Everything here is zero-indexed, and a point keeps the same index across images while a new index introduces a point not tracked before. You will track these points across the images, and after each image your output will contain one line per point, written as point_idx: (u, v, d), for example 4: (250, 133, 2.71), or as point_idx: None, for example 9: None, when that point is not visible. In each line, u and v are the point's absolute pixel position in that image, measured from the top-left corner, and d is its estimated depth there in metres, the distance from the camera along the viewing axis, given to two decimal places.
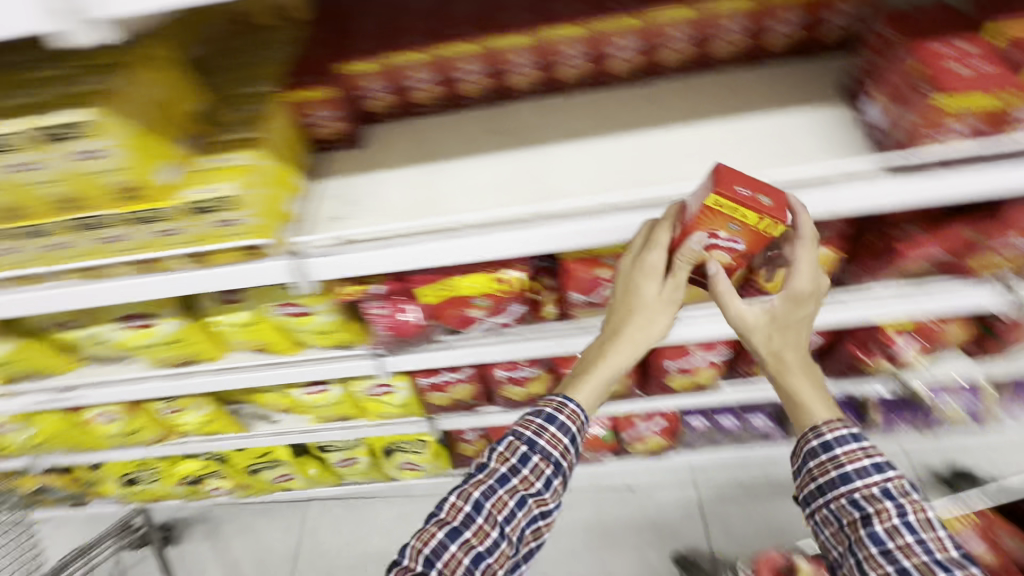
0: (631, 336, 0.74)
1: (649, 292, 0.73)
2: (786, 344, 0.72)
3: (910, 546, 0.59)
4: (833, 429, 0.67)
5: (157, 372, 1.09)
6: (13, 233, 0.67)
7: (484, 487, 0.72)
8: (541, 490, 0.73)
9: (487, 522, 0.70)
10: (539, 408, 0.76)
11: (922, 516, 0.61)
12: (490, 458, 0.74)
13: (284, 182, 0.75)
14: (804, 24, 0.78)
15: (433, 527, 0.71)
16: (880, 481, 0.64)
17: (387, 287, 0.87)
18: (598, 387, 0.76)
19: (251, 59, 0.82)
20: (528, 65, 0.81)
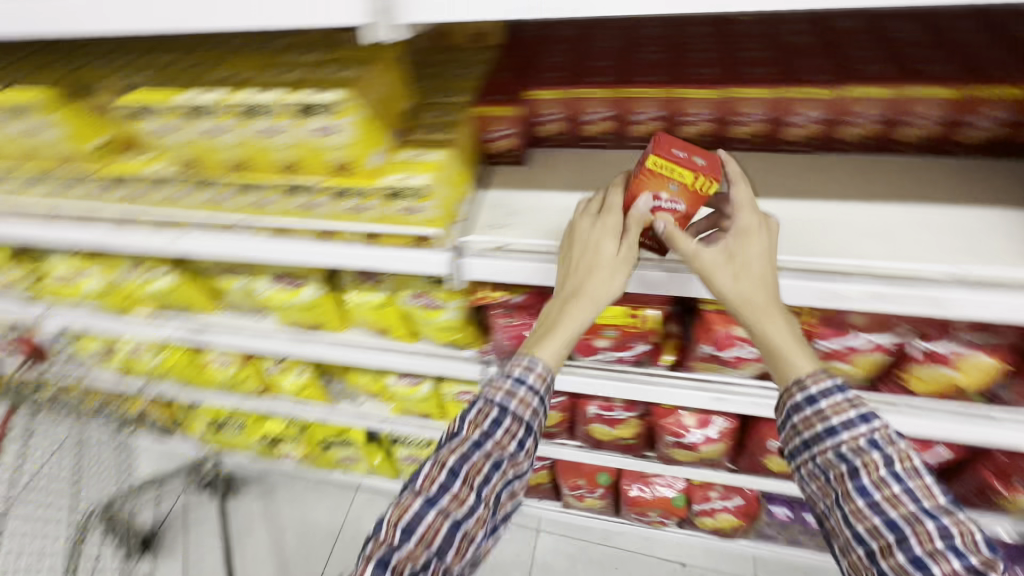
0: (591, 291, 0.70)
1: (605, 243, 0.71)
2: (755, 289, 0.68)
3: (896, 495, 0.61)
4: (817, 380, 0.68)
5: (283, 331, 1.18)
6: (233, 184, 0.77)
7: (458, 451, 0.69)
8: (515, 452, 0.71)
9: (463, 486, 0.68)
10: (507, 372, 0.73)
11: (909, 466, 0.62)
12: (462, 425, 0.71)
13: (460, 184, 0.81)
14: (1007, 124, 0.75)
15: (410, 497, 0.68)
16: (865, 433, 0.65)
17: (525, 298, 0.90)
18: (569, 341, 0.72)
19: (448, 72, 0.92)
20: (703, 118, 0.84)
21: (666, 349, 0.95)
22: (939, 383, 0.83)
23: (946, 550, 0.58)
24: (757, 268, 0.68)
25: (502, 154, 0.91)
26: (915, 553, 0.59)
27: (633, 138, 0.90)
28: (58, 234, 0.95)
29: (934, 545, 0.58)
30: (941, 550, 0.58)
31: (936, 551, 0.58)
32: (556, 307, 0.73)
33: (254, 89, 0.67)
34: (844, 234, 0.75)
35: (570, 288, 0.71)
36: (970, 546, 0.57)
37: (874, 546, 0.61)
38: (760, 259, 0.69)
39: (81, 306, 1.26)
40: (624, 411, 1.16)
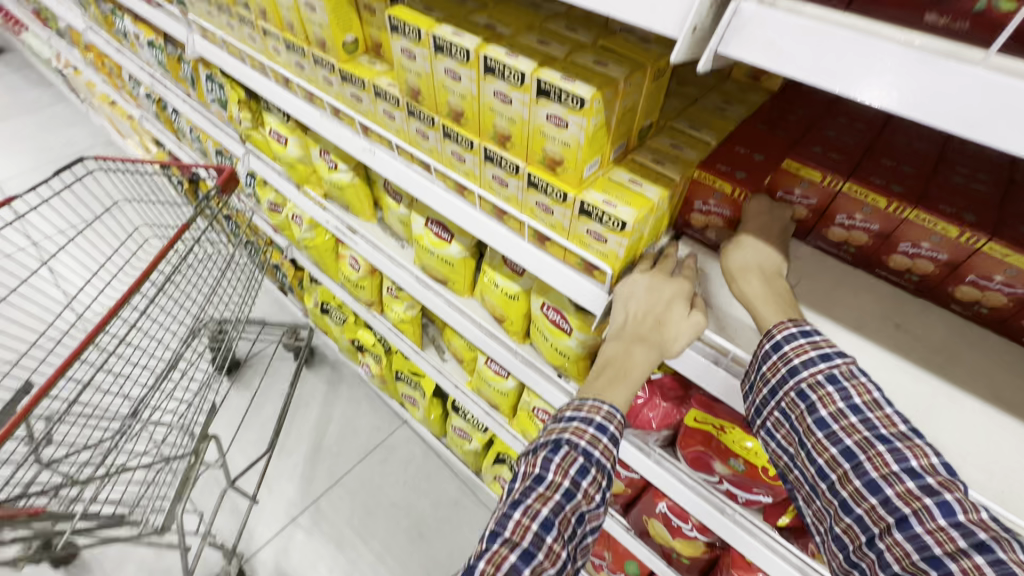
0: (659, 342, 0.64)
1: (673, 296, 0.66)
2: (740, 254, 0.66)
3: (853, 425, 0.53)
4: (781, 328, 0.59)
5: (413, 268, 1.18)
6: (442, 128, 0.74)
7: (550, 499, 0.58)
8: (599, 504, 0.61)
9: (558, 541, 0.56)
10: (587, 415, 0.63)
11: (868, 399, 0.54)
12: (547, 469, 0.60)
13: (658, 227, 0.71)
14: None
15: (503, 549, 0.55)
16: (824, 369, 0.56)
17: (664, 376, 0.87)
18: (632, 386, 0.64)
19: (705, 102, 0.80)
20: (1000, 288, 0.63)
21: (787, 509, 0.81)
22: None
23: (902, 473, 0.50)
24: (748, 240, 0.67)
25: (700, 228, 0.76)
26: (871, 479, 0.51)
27: (888, 267, 0.72)
28: (286, 100, 1.02)
29: (890, 469, 0.50)
30: (897, 473, 0.50)
31: (891, 475, 0.50)
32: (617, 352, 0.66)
33: (504, 49, 0.62)
34: None
35: (636, 342, 0.65)
36: (928, 466, 0.49)
37: (836, 483, 0.53)
38: (756, 229, 0.68)
39: (274, 162, 1.38)
40: (695, 531, 1.01)
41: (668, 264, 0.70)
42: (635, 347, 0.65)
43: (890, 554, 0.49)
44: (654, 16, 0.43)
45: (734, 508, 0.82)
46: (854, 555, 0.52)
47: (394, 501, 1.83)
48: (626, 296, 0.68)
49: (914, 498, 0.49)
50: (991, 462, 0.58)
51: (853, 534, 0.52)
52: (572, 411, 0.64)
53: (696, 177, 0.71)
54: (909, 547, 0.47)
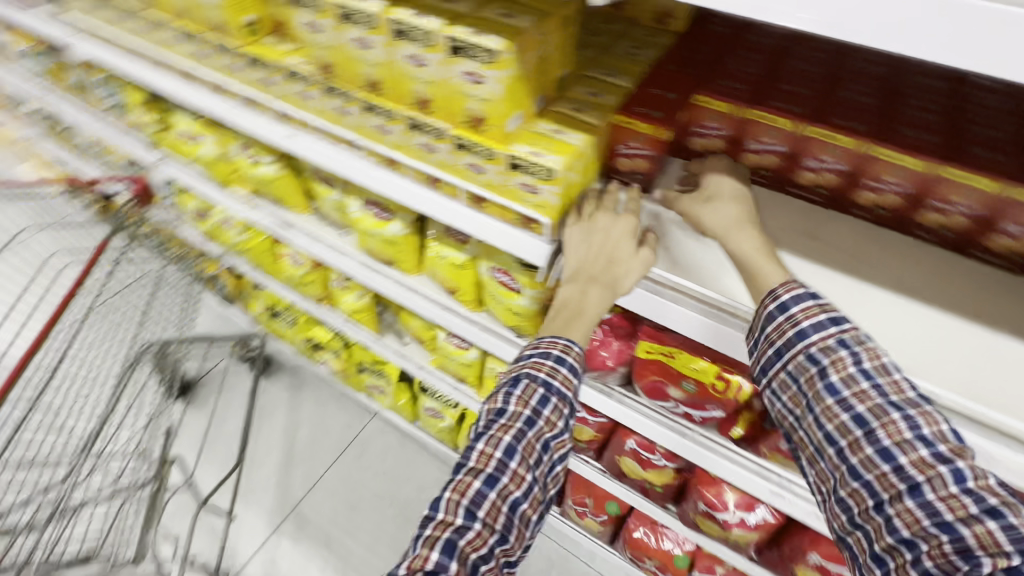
0: (611, 282, 0.69)
1: (620, 238, 0.69)
2: (722, 211, 0.67)
3: (864, 391, 0.55)
4: (789, 289, 0.59)
5: (357, 255, 1.17)
6: (362, 102, 0.74)
7: (513, 429, 0.66)
8: (561, 430, 0.69)
9: (521, 465, 0.64)
10: (545, 351, 0.70)
11: (877, 364, 0.56)
12: (508, 402, 0.67)
13: (587, 174, 0.74)
14: None
15: (468, 477, 0.64)
16: (834, 332, 0.57)
17: (613, 318, 0.91)
18: (587, 324, 0.71)
19: (617, 50, 0.82)
20: (892, 188, 0.69)
21: (739, 422, 0.85)
22: None
23: (915, 441, 0.52)
24: (728, 195, 0.69)
25: (631, 173, 0.78)
26: (883, 446, 0.53)
27: (797, 184, 0.78)
28: (191, 95, 0.96)
29: (903, 437, 0.53)
30: (909, 441, 0.52)
31: (905, 443, 0.52)
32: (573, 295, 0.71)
33: (413, 11, 0.63)
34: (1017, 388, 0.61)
35: (588, 285, 0.70)
36: (938, 434, 0.52)
37: (844, 447, 0.55)
38: (727, 186, 0.70)
39: (191, 165, 1.30)
40: (663, 460, 1.08)
41: (612, 202, 0.72)
42: (589, 290, 0.70)
43: (899, 519, 0.51)
44: None
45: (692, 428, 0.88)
46: (858, 517, 0.55)
47: (376, 492, 1.83)
48: (575, 240, 0.70)
49: (927, 466, 0.51)
50: (900, 343, 0.65)
51: (859, 498, 0.54)
52: (533, 348, 0.71)
53: (618, 122, 0.73)
54: (920, 513, 0.51)
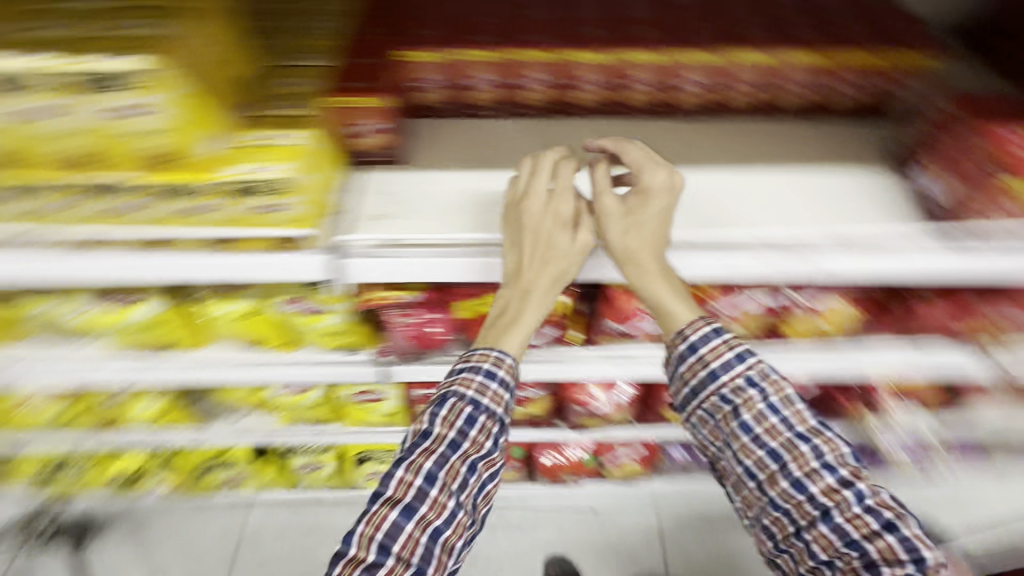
0: (548, 285, 0.69)
1: (564, 232, 0.69)
2: (636, 237, 0.67)
3: (774, 426, 0.64)
4: (696, 330, 0.66)
5: (114, 362, 0.93)
6: (5, 185, 0.58)
7: (434, 453, 0.64)
8: (490, 450, 0.67)
9: (442, 493, 0.63)
10: (477, 364, 0.68)
11: (782, 396, 0.65)
12: (433, 424, 0.66)
13: (329, 170, 0.68)
14: (863, 90, 0.79)
15: (383, 509, 0.63)
16: (741, 371, 0.65)
17: (425, 296, 0.83)
18: (523, 335, 0.70)
19: (298, 31, 0.76)
20: (596, 84, 0.78)
21: (573, 326, 0.93)
22: (809, 329, 0.95)
23: (822, 469, 0.62)
24: (648, 211, 0.68)
25: (376, 151, 0.74)
26: (797, 477, 0.63)
27: (524, 106, 0.81)
28: None
29: (811, 467, 0.62)
30: (817, 469, 0.62)
31: (813, 471, 0.62)
32: (513, 301, 0.70)
33: (10, 51, 0.50)
34: (737, 203, 0.76)
35: (523, 287, 0.69)
36: (842, 460, 0.62)
37: (763, 480, 0.64)
38: (654, 211, 0.68)
39: None
40: (533, 390, 1.15)
41: (546, 180, 0.69)
42: (527, 293, 0.68)
43: (817, 543, 0.62)
44: None
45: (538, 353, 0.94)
46: (783, 541, 0.65)
47: None
48: (514, 234, 0.69)
49: (833, 490, 0.61)
50: None
51: (782, 524, 0.64)
52: (466, 362, 0.69)
53: (339, 105, 0.68)
54: (833, 536, 0.61)
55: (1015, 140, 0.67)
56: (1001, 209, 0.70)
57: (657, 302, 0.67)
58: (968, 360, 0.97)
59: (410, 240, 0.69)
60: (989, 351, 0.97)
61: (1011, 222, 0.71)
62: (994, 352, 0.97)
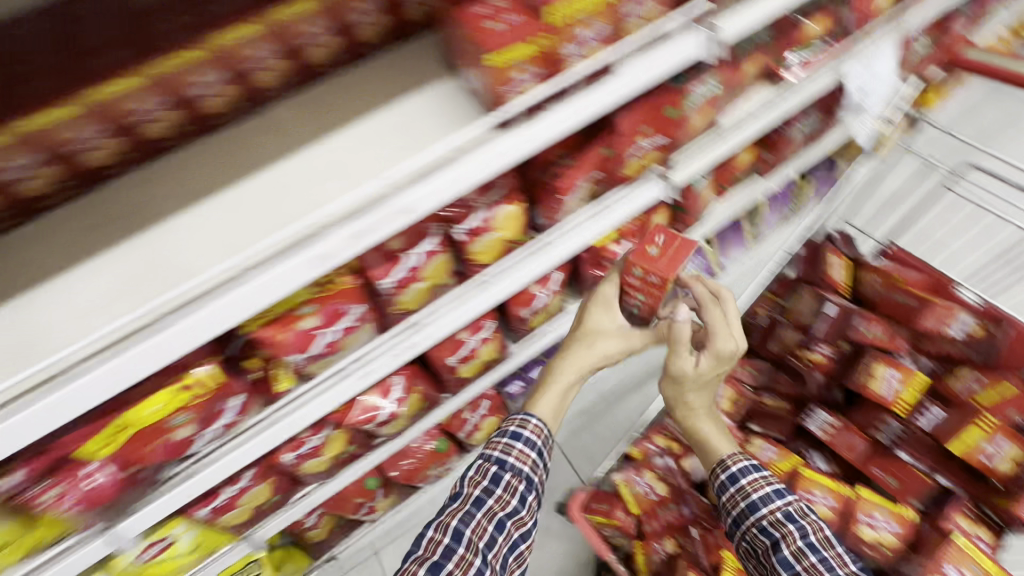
0: (585, 360, 0.90)
1: (600, 350, 0.90)
2: (679, 377, 0.90)
3: (808, 558, 0.74)
4: (736, 461, 0.88)
5: None
6: None
7: (461, 512, 0.82)
8: (515, 506, 0.84)
9: (468, 549, 0.79)
10: (504, 429, 0.89)
11: (817, 536, 0.76)
12: (462, 486, 0.86)
13: None
14: (382, 8, 0.74)
15: (415, 564, 0.79)
16: (781, 505, 0.81)
17: (31, 470, 0.65)
18: (549, 398, 0.92)
19: None
20: (96, 137, 0.66)
21: (277, 377, 0.81)
22: (499, 248, 0.92)
23: None
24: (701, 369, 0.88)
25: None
26: None
27: (42, 197, 0.68)
28: None
29: None
30: None
31: None
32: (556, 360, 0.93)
33: None
34: (309, 185, 0.67)
35: (586, 360, 0.90)
36: None
37: None
38: (703, 368, 0.88)
39: None
40: (318, 436, 1.07)
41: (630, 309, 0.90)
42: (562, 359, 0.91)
43: None
44: None
45: (249, 418, 0.81)
46: None
47: None
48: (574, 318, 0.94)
49: None
50: (222, 238, 0.65)
51: None
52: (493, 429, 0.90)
53: None
54: None
55: (483, 14, 0.63)
56: (521, 80, 0.65)
57: (703, 439, 0.94)
58: (652, 190, 1.03)
59: None
60: (665, 174, 1.05)
61: (540, 87, 0.67)
62: (669, 174, 1.06)
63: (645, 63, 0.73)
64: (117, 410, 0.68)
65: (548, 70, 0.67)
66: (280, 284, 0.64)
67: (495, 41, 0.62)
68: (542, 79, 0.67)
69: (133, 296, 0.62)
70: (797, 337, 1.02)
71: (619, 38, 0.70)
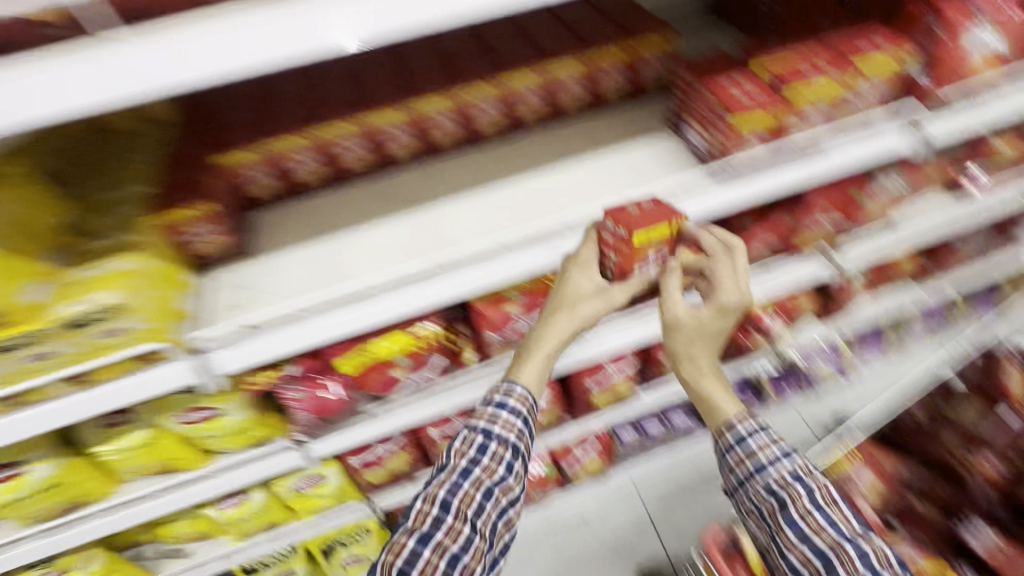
0: (576, 315, 0.75)
1: (580, 313, 0.75)
2: (683, 336, 0.76)
3: (818, 522, 0.64)
4: (743, 422, 0.73)
5: (32, 528, 0.91)
6: None
7: (449, 481, 0.71)
8: (504, 475, 0.74)
9: (457, 518, 0.69)
10: (488, 398, 0.77)
11: (825, 495, 0.66)
12: (448, 457, 0.74)
13: (173, 282, 0.73)
14: (627, 75, 0.93)
15: (403, 538, 0.69)
16: (789, 466, 0.68)
17: (303, 366, 0.85)
18: (536, 363, 0.77)
19: (118, 163, 0.81)
20: (403, 135, 0.88)
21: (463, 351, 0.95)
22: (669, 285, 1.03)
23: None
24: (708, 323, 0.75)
25: (213, 254, 0.79)
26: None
27: (353, 172, 0.91)
28: None
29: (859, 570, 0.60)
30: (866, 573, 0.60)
31: None
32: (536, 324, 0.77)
33: None
34: (551, 196, 0.85)
35: (574, 325, 0.75)
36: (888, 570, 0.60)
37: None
38: (707, 323, 0.75)
39: None
40: None
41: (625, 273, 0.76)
42: (545, 320, 0.76)
43: None
44: None
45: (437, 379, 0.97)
46: None
47: None
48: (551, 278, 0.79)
49: None
50: (480, 222, 0.83)
51: None
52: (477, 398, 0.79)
53: (157, 224, 0.73)
54: None
55: (730, 85, 0.79)
56: (749, 141, 0.79)
57: (709, 402, 0.77)
58: (817, 267, 1.07)
59: (263, 318, 0.74)
60: (830, 254, 1.08)
61: (762, 149, 0.80)
62: (834, 254, 1.08)
63: (856, 147, 0.82)
64: (366, 339, 0.85)
65: (772, 137, 0.80)
66: (517, 268, 0.77)
67: (738, 105, 0.77)
68: (765, 143, 0.80)
69: (411, 253, 0.80)
70: (958, 442, 1.12)
71: (836, 123, 0.82)
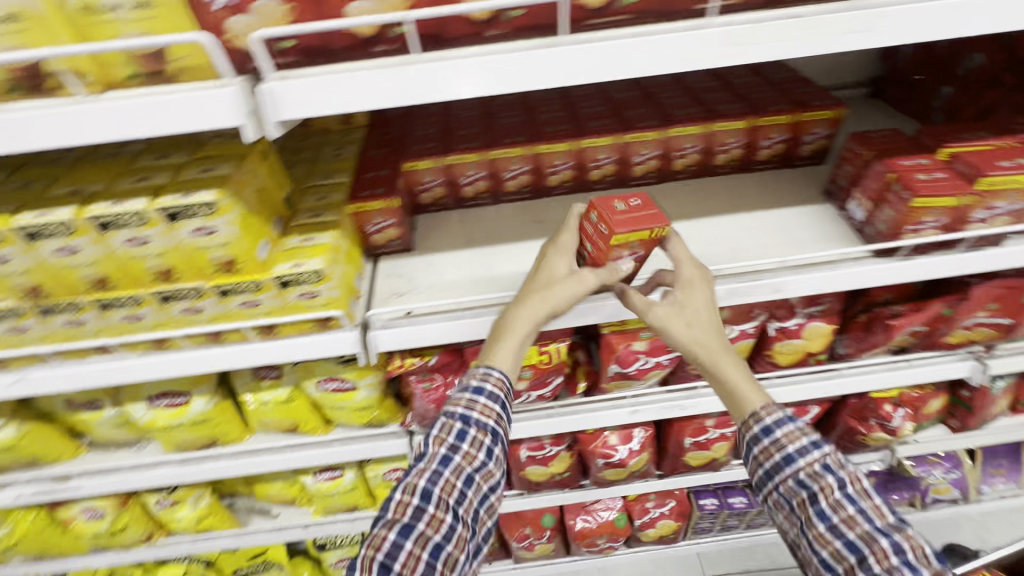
0: (550, 302, 0.69)
1: (552, 295, 0.69)
2: (682, 326, 0.69)
3: (850, 514, 0.59)
4: (771, 412, 0.67)
5: (172, 456, 1.03)
6: (93, 305, 0.70)
7: (428, 468, 0.65)
8: (484, 462, 0.67)
9: (439, 508, 0.63)
10: (463, 384, 0.70)
11: (858, 487, 0.61)
12: (427, 444, 0.67)
13: (353, 261, 0.82)
14: (784, 141, 0.95)
15: (382, 530, 0.63)
16: (820, 457, 0.64)
17: (438, 360, 0.92)
18: (513, 345, 0.70)
19: (324, 156, 0.94)
20: (563, 167, 0.95)
21: (579, 376, 1.02)
22: (796, 353, 1.00)
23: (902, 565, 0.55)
24: (702, 306, 0.70)
25: (385, 245, 0.90)
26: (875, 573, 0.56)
27: (510, 193, 0.99)
28: None
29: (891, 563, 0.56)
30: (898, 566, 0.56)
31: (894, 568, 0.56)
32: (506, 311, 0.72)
33: (110, 201, 0.65)
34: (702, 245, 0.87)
35: (549, 309, 0.69)
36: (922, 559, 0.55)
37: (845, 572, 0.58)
38: (701, 305, 0.70)
39: None
40: (554, 446, 1.20)
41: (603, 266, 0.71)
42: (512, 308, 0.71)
43: None
44: (208, 116, 0.51)
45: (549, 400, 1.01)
46: None
47: None
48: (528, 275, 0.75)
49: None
50: None
51: None
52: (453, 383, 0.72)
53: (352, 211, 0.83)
54: None
55: (914, 167, 0.77)
56: (925, 224, 0.77)
57: (728, 387, 0.69)
58: (966, 366, 1.00)
59: (420, 308, 0.81)
60: (983, 360, 1.00)
61: (938, 234, 0.78)
62: (987, 360, 1.00)
63: None
64: None
65: (952, 224, 0.77)
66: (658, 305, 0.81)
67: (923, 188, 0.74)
68: (942, 227, 0.78)
69: None
70: None
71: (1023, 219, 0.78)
